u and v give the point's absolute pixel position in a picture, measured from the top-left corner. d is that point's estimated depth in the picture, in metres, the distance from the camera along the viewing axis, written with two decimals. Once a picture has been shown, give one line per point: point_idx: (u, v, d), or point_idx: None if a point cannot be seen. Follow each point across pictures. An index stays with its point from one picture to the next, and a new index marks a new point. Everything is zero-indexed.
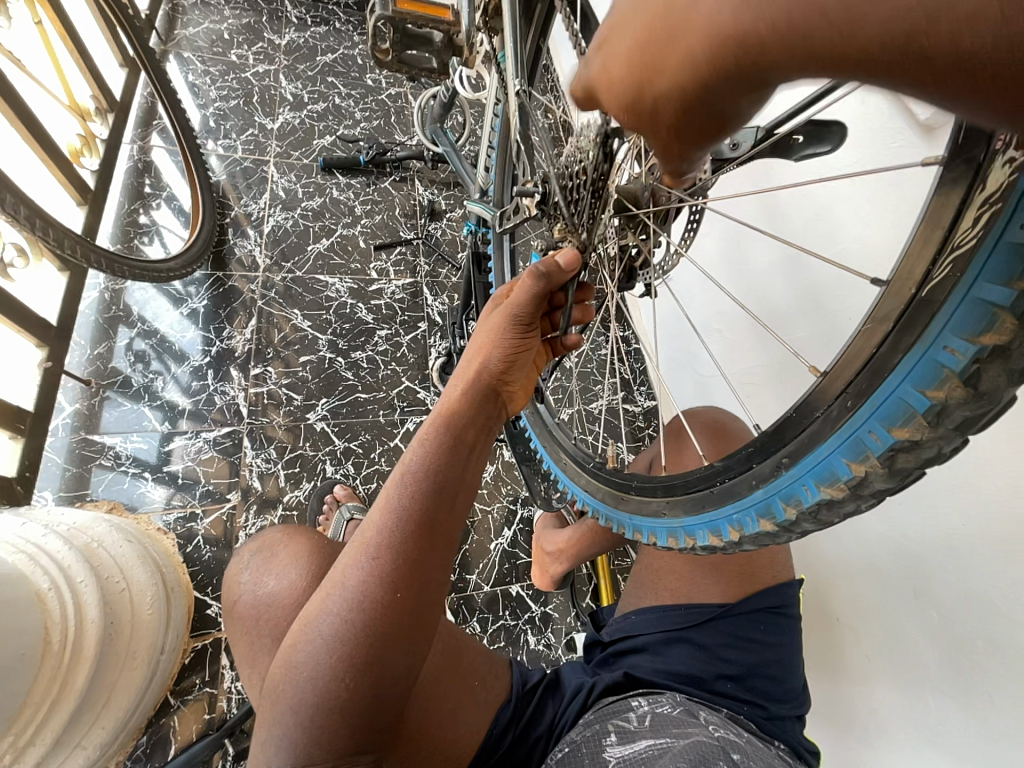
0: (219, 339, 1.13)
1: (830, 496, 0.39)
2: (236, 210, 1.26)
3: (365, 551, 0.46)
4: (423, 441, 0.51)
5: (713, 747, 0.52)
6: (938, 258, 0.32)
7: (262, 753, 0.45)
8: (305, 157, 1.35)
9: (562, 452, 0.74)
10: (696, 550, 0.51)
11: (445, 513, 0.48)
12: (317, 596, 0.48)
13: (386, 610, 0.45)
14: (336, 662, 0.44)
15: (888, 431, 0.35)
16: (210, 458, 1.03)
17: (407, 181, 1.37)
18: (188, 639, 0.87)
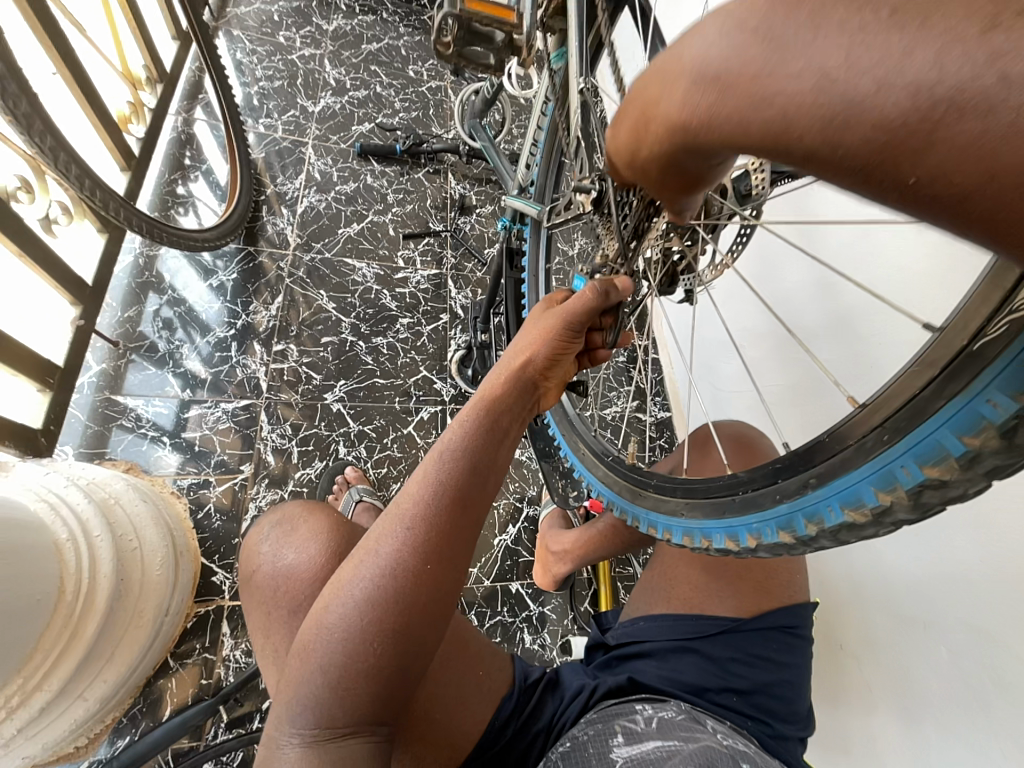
0: (245, 313, 1.15)
1: (854, 520, 0.39)
2: (271, 189, 1.28)
3: (401, 519, 0.48)
4: (467, 420, 0.53)
5: (723, 753, 0.52)
6: (994, 316, 0.32)
7: (282, 714, 0.46)
8: (343, 142, 1.36)
9: (581, 442, 0.75)
10: (710, 550, 0.51)
11: (478, 488, 0.50)
12: (348, 563, 0.48)
13: (419, 576, 0.46)
14: (368, 626, 0.45)
15: (919, 469, 0.35)
16: (227, 429, 1.04)
17: (441, 173, 1.38)
18: (193, 604, 0.88)
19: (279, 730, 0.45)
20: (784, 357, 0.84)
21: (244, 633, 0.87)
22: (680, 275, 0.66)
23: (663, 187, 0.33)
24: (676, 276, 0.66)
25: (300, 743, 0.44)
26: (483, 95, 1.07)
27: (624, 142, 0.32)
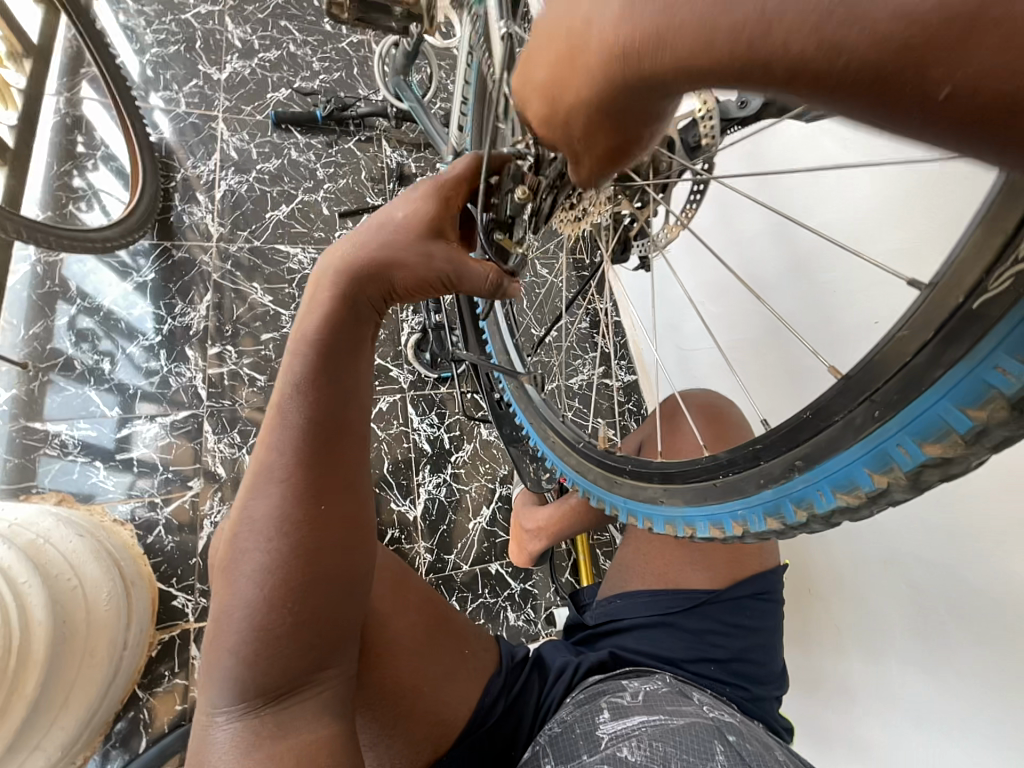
0: (172, 316, 1.05)
1: (848, 502, 0.39)
2: (183, 172, 1.15)
3: (264, 475, 0.45)
4: (302, 356, 0.47)
5: (708, 727, 0.53)
6: (995, 268, 0.30)
7: (203, 699, 0.43)
8: (258, 112, 1.23)
9: (550, 430, 0.70)
10: (694, 538, 0.51)
11: (342, 421, 0.47)
12: (226, 543, 0.45)
13: (306, 524, 0.44)
14: (267, 590, 0.42)
15: (918, 447, 0.34)
16: (169, 443, 0.97)
17: (373, 140, 1.26)
18: (154, 632, 0.84)
19: (205, 734, 0.42)
20: (746, 308, 0.82)
21: None
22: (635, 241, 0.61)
23: (585, 150, 0.29)
24: (630, 242, 0.61)
25: (233, 726, 0.41)
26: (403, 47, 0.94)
27: (544, 110, 0.29)
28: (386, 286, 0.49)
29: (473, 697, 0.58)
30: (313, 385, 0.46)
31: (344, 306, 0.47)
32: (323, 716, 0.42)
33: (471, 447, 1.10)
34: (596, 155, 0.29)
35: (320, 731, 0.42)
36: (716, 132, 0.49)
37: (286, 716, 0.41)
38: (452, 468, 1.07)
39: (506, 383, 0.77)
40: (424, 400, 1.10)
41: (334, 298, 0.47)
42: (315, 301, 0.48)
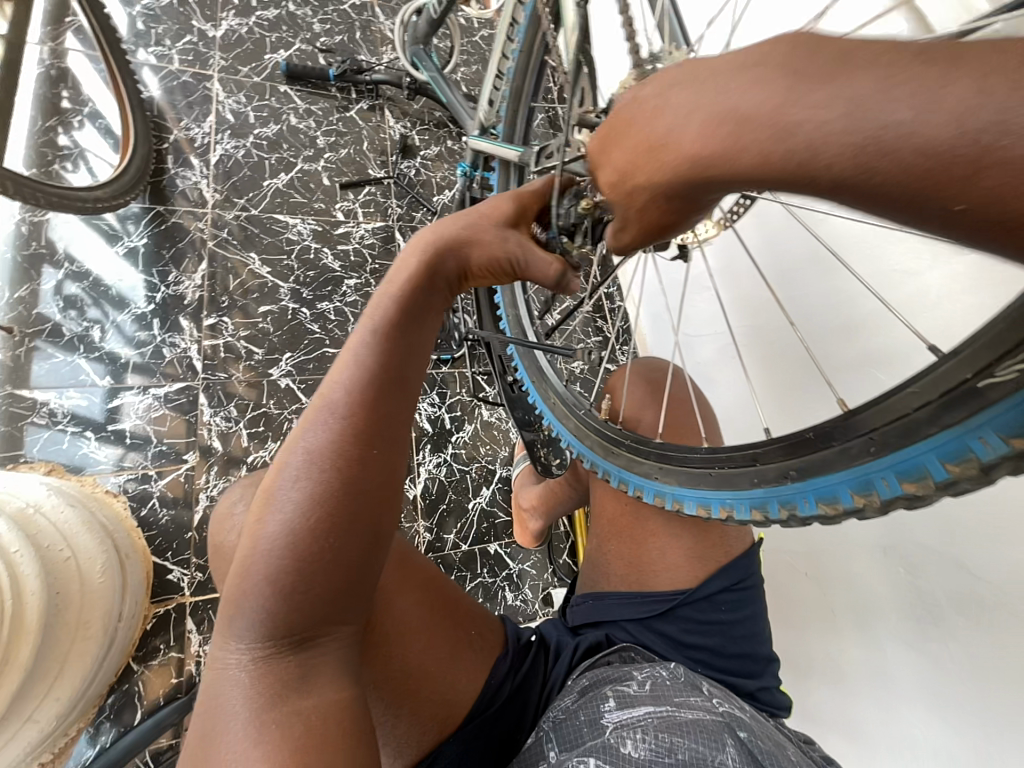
0: (165, 284, 1.01)
1: (827, 513, 0.41)
2: (175, 134, 1.10)
3: (317, 416, 0.44)
4: (385, 321, 0.47)
5: (718, 721, 0.52)
6: (1004, 358, 0.31)
7: (220, 636, 0.42)
8: (256, 74, 1.17)
9: (551, 391, 0.70)
10: (680, 512, 0.53)
11: (398, 383, 0.46)
12: (268, 478, 0.43)
13: (354, 480, 0.42)
14: (304, 535, 0.41)
15: (897, 482, 0.36)
16: (163, 415, 0.94)
17: (376, 110, 1.22)
18: (149, 605, 0.82)
19: (217, 676, 0.41)
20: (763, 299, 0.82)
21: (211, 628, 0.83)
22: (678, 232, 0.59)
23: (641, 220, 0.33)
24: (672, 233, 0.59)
25: (249, 670, 0.40)
26: (428, 14, 0.92)
27: (618, 174, 0.32)
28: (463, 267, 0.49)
29: (479, 677, 0.58)
30: (385, 347, 0.46)
31: (431, 280, 0.48)
32: (341, 678, 0.42)
33: (472, 428, 1.09)
34: (646, 226, 0.33)
35: (337, 691, 0.41)
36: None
37: (304, 670, 0.41)
38: (452, 448, 1.07)
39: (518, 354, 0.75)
40: (426, 380, 1.09)
41: (421, 273, 0.47)
42: (402, 273, 0.47)
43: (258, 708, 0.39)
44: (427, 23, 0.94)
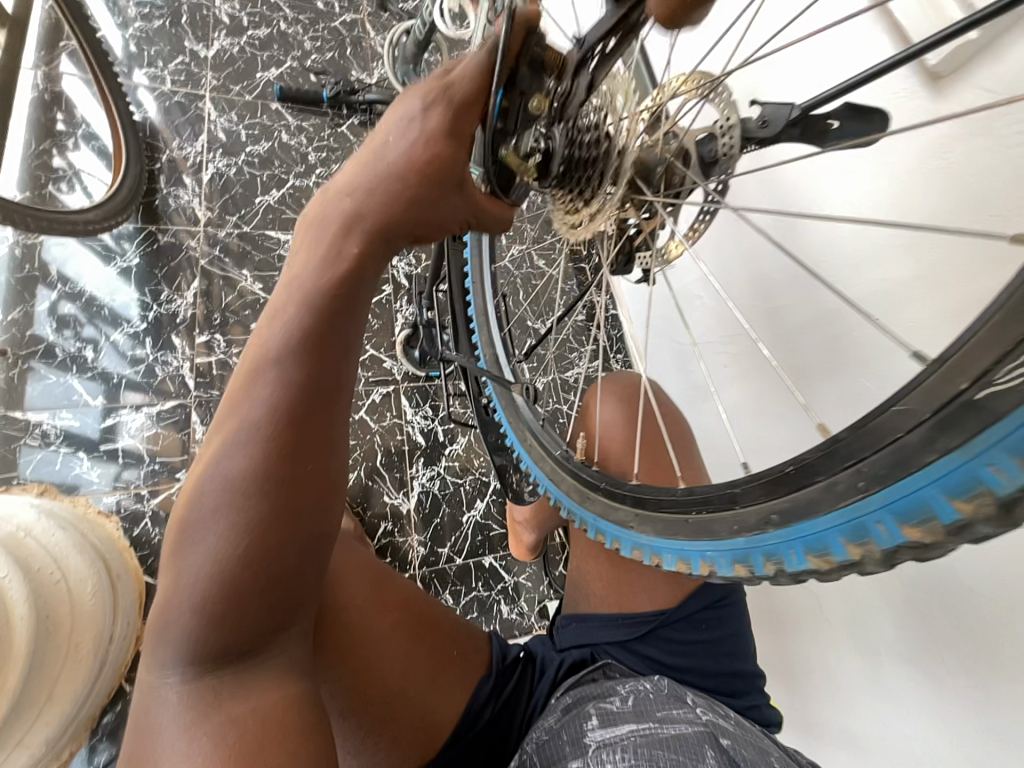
0: (158, 302, 1.02)
1: (773, 571, 0.38)
2: (168, 154, 1.11)
3: (236, 429, 0.38)
4: (307, 295, 0.40)
5: (701, 732, 0.51)
6: (1007, 358, 0.27)
7: (149, 658, 0.40)
8: (248, 92, 1.18)
9: (528, 432, 0.66)
10: (658, 568, 0.47)
11: (335, 379, 0.40)
12: (184, 498, 0.39)
13: (278, 478, 0.38)
14: (226, 558, 0.37)
15: (897, 528, 0.31)
16: (156, 434, 0.94)
17: (367, 125, 1.22)
18: (142, 626, 0.83)
19: (147, 697, 0.39)
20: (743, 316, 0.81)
21: None
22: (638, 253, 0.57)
23: None
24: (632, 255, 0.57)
25: (182, 690, 0.38)
26: (414, 37, 0.95)
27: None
28: (405, 229, 0.40)
29: (459, 702, 0.57)
30: (310, 335, 0.39)
31: (357, 256, 0.40)
32: (284, 683, 0.40)
33: (465, 440, 1.08)
34: None
35: (281, 692, 0.39)
36: (736, 150, 0.44)
37: (241, 683, 0.38)
38: (446, 461, 1.06)
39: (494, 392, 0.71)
40: (418, 393, 1.09)
41: (327, 243, 0.40)
42: (328, 236, 0.40)
43: (192, 728, 0.37)
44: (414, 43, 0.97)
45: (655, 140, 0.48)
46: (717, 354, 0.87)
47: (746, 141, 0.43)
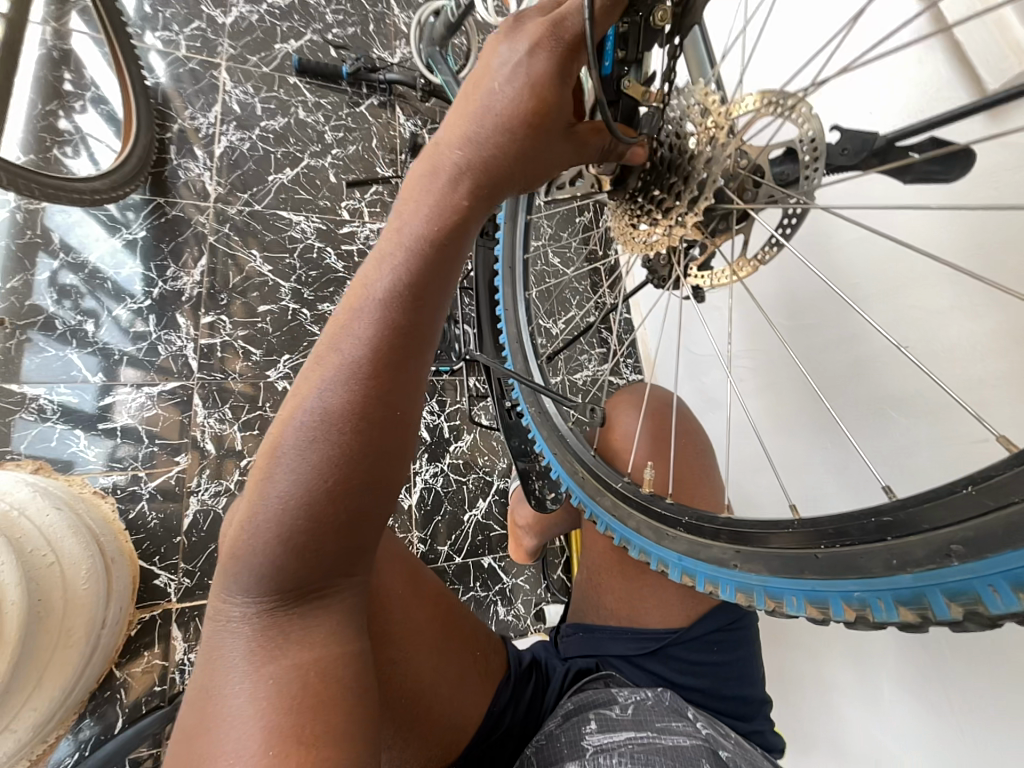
0: (163, 279, 0.98)
1: (907, 622, 0.33)
2: (179, 123, 1.07)
3: (330, 367, 0.36)
4: (410, 239, 0.37)
5: (699, 745, 0.51)
6: None
7: (218, 591, 0.39)
8: (265, 64, 1.14)
9: (578, 463, 0.62)
10: (776, 613, 0.41)
11: (423, 336, 0.38)
12: (274, 429, 0.37)
13: (367, 424, 0.36)
14: (314, 499, 0.35)
15: (1013, 593, 0.29)
16: (156, 414, 0.92)
17: (387, 107, 1.18)
18: (134, 610, 0.82)
19: (217, 629, 0.38)
20: (765, 333, 0.80)
21: (197, 636, 0.82)
22: (697, 272, 0.54)
23: None
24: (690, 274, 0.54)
25: (250, 622, 0.37)
26: (446, 19, 0.88)
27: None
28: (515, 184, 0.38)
29: (483, 704, 0.57)
30: (407, 282, 0.37)
31: (464, 206, 0.37)
32: (344, 634, 0.39)
33: (471, 438, 1.07)
34: None
35: (342, 645, 0.38)
36: (819, 166, 0.41)
37: (304, 626, 0.37)
38: (450, 458, 1.05)
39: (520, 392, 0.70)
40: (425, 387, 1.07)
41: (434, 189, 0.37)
42: (435, 180, 0.37)
43: (256, 667, 0.36)
44: (445, 27, 0.90)
45: (730, 152, 0.43)
46: (738, 367, 0.86)
47: (824, 162, 0.41)
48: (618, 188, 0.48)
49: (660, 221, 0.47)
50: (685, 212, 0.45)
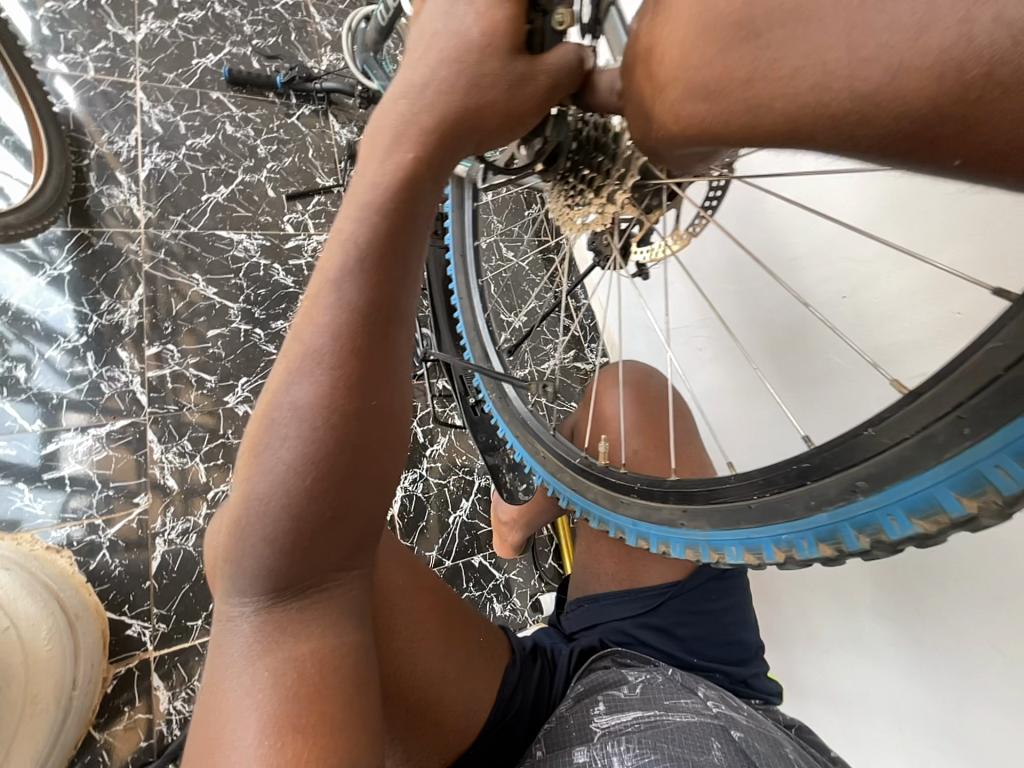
0: (98, 313, 0.93)
1: (827, 554, 0.37)
2: (97, 148, 1.01)
3: (300, 360, 0.37)
4: (365, 212, 0.36)
5: (710, 725, 0.51)
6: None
7: (221, 590, 0.40)
8: (183, 81, 1.09)
9: (539, 445, 0.63)
10: (721, 563, 0.44)
11: (392, 317, 0.38)
12: (252, 423, 0.38)
13: (349, 418, 0.36)
14: (276, 492, 0.36)
15: (908, 519, 0.33)
16: (108, 457, 0.86)
17: (320, 115, 1.15)
18: (108, 666, 0.77)
19: (223, 625, 0.40)
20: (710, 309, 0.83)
21: (183, 683, 0.78)
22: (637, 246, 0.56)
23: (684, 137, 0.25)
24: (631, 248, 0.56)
25: (253, 617, 0.39)
26: (376, 22, 0.84)
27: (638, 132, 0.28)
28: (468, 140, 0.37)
29: (490, 688, 0.56)
30: (366, 257, 0.36)
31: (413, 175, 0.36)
32: (344, 619, 0.40)
33: (446, 440, 1.06)
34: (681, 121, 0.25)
35: (342, 636, 0.39)
36: None
37: (306, 616, 0.39)
38: (428, 463, 1.04)
39: (483, 385, 0.70)
40: None
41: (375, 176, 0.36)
42: (380, 147, 0.36)
43: (254, 662, 0.38)
44: (375, 29, 0.86)
45: None
46: (696, 333, 0.87)
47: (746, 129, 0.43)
48: (550, 168, 0.46)
49: (593, 200, 0.48)
50: (615, 190, 0.47)
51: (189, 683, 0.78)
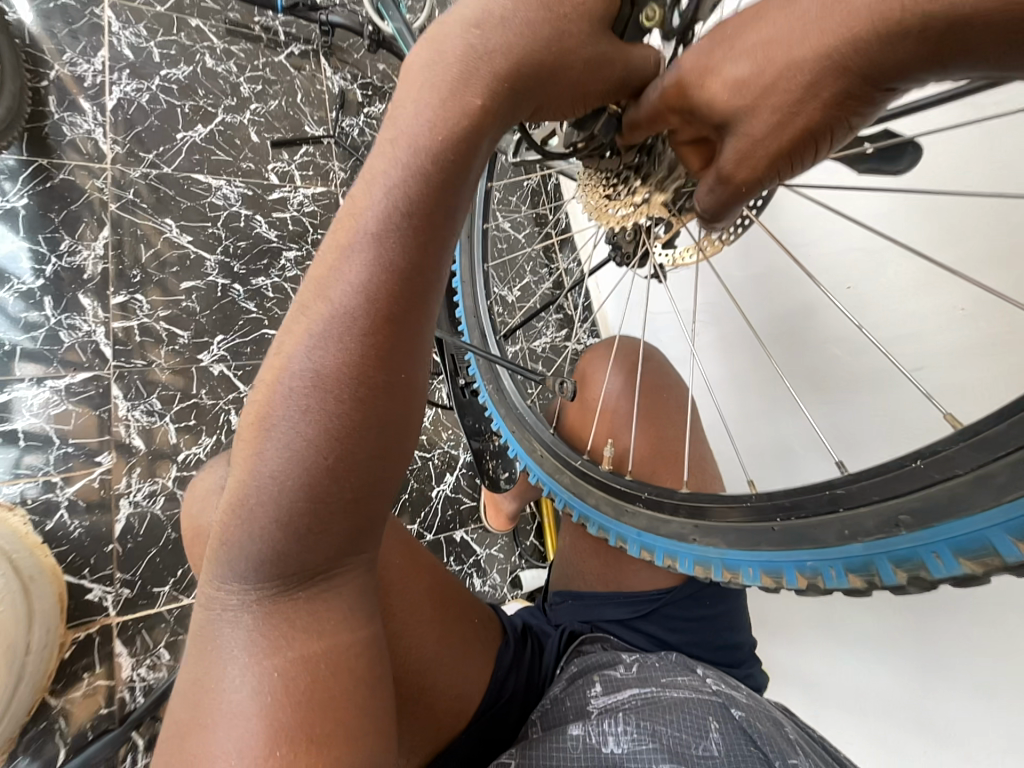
0: (57, 254, 0.85)
1: (855, 586, 0.37)
2: (56, 69, 0.91)
3: (321, 323, 0.33)
4: (407, 158, 0.32)
5: (711, 703, 0.51)
6: None
7: (215, 571, 0.36)
8: (158, 2, 0.98)
9: (538, 442, 0.61)
10: (732, 582, 0.45)
11: (426, 284, 0.34)
12: (260, 393, 0.34)
13: (374, 391, 0.33)
14: (289, 469, 0.33)
15: (953, 559, 0.32)
16: (66, 412, 0.80)
17: (310, 57, 1.07)
18: (66, 631, 0.72)
19: (216, 610, 0.36)
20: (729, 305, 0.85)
21: (148, 649, 0.75)
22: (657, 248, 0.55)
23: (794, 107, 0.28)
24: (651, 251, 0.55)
25: (252, 602, 0.36)
26: None
27: (741, 77, 0.29)
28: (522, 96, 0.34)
29: (483, 674, 0.55)
30: (403, 211, 0.33)
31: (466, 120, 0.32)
32: (352, 605, 0.38)
33: (433, 413, 1.03)
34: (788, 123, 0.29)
35: (348, 621, 0.37)
36: None
37: (313, 602, 0.36)
38: None
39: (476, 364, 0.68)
40: None
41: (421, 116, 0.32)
42: (439, 91, 0.32)
43: (255, 654, 0.35)
44: None
45: None
46: (710, 326, 0.88)
47: None
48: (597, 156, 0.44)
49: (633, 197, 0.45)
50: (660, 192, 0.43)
51: (154, 649, 0.75)
